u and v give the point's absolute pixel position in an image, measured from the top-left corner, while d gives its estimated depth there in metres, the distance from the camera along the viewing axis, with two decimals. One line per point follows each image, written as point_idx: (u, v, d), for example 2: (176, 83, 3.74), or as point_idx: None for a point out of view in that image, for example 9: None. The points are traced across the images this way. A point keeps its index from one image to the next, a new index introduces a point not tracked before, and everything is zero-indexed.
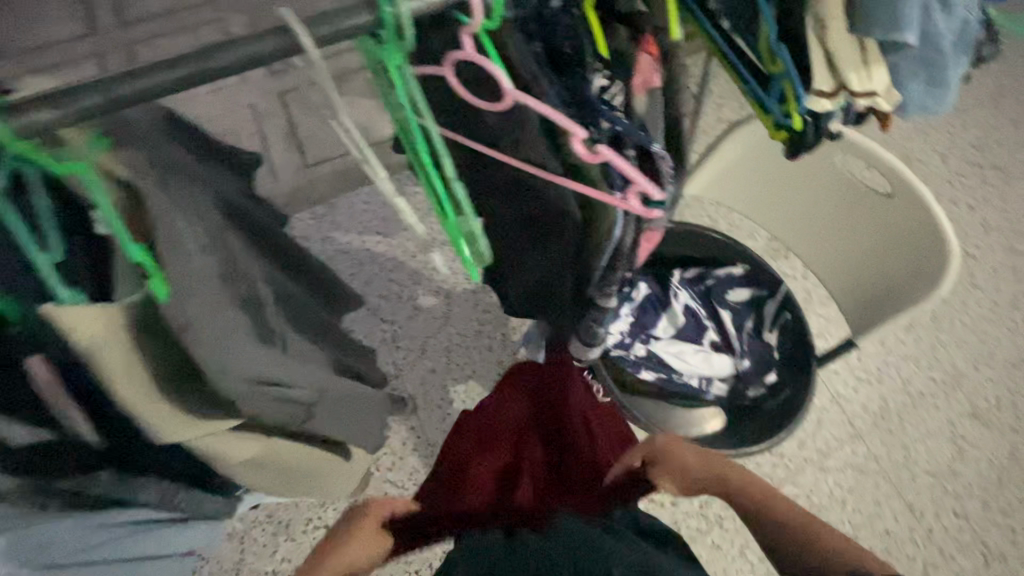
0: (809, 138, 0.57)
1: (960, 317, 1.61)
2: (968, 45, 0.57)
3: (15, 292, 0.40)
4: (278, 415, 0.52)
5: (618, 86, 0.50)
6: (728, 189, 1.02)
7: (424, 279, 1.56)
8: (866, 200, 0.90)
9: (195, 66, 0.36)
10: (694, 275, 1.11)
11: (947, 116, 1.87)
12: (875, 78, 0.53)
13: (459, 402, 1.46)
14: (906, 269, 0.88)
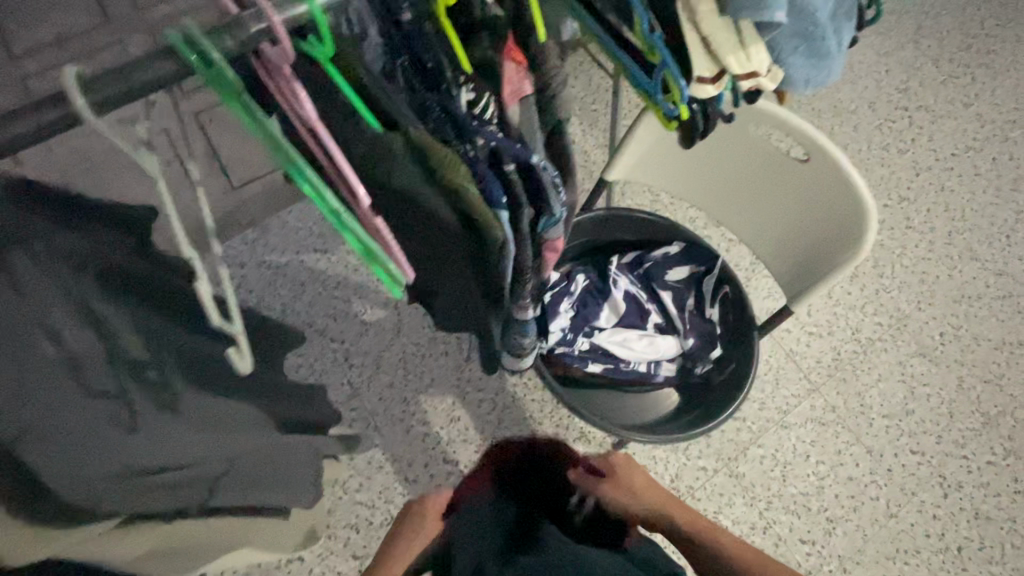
0: (700, 126, 0.55)
1: (900, 260, 1.65)
2: (849, 11, 0.56)
3: None
4: (156, 505, 0.50)
5: (487, 98, 0.47)
6: (651, 169, 1.01)
7: (370, 293, 1.52)
8: (783, 168, 0.90)
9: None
10: (631, 259, 1.10)
11: (871, 63, 1.89)
12: (754, 58, 0.51)
13: (422, 412, 1.44)
14: (827, 232, 0.89)
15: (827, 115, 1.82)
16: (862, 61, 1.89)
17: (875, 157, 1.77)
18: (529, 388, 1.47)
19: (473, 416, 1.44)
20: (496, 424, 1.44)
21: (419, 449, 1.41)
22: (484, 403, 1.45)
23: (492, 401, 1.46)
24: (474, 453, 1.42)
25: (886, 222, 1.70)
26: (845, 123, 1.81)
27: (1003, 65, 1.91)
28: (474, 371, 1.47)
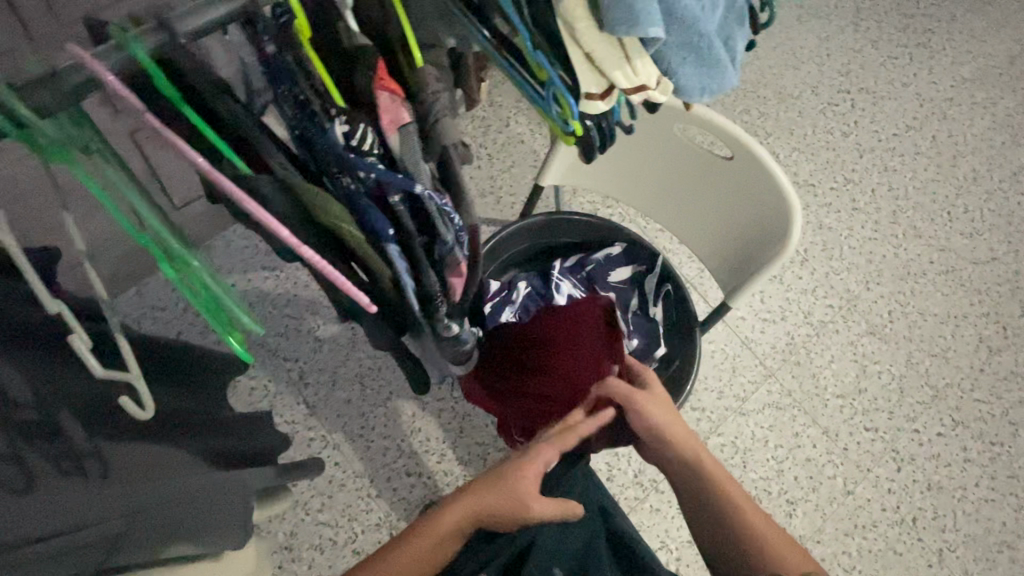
0: (597, 141, 0.55)
1: (847, 242, 1.68)
2: (739, 17, 0.55)
3: None
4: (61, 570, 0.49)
5: (366, 129, 0.46)
6: (585, 171, 1.01)
7: (322, 308, 1.49)
8: (710, 166, 0.90)
9: None
10: (574, 263, 1.10)
11: (812, 47, 1.92)
12: (641, 72, 0.50)
13: (381, 426, 1.42)
14: (756, 229, 0.89)
15: (772, 102, 1.84)
16: (804, 46, 1.92)
17: (820, 141, 1.80)
18: None
19: (434, 425, 1.43)
20: (458, 432, 1.43)
21: (381, 463, 1.39)
22: (445, 412, 1.44)
23: (452, 409, 1.45)
24: (437, 463, 1.41)
25: (833, 205, 1.73)
26: (790, 109, 1.83)
27: (938, 44, 1.95)
28: None
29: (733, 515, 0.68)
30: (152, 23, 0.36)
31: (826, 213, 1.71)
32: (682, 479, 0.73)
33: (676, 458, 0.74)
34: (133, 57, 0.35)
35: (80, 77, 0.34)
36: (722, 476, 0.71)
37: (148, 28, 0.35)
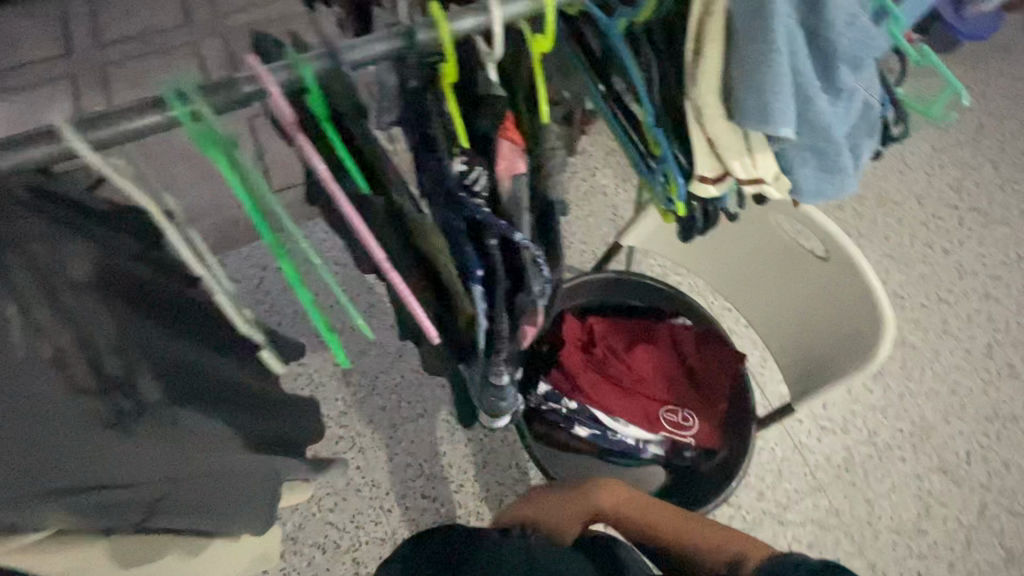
0: (698, 223, 0.54)
1: (930, 365, 1.56)
2: (871, 127, 0.54)
3: None
4: (99, 522, 0.50)
5: (480, 171, 0.47)
6: (663, 242, 1.00)
7: (380, 313, 1.54)
8: (801, 262, 0.86)
9: None
10: (640, 326, 1.07)
11: (925, 156, 1.83)
12: (761, 165, 0.50)
13: (408, 441, 1.42)
14: (840, 336, 0.85)
15: (871, 203, 1.76)
16: (916, 152, 1.83)
17: (917, 253, 1.70)
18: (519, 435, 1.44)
19: (459, 453, 1.42)
20: (481, 466, 1.41)
21: (399, 478, 1.39)
22: (472, 443, 1.43)
23: (480, 441, 1.43)
24: (453, 492, 1.39)
25: (921, 322, 1.61)
26: (890, 214, 1.75)
27: None
28: None
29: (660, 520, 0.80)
30: (322, 50, 0.39)
31: (912, 329, 1.60)
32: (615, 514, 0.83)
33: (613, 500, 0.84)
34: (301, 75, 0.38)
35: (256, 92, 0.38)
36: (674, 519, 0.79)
37: (316, 54, 0.39)
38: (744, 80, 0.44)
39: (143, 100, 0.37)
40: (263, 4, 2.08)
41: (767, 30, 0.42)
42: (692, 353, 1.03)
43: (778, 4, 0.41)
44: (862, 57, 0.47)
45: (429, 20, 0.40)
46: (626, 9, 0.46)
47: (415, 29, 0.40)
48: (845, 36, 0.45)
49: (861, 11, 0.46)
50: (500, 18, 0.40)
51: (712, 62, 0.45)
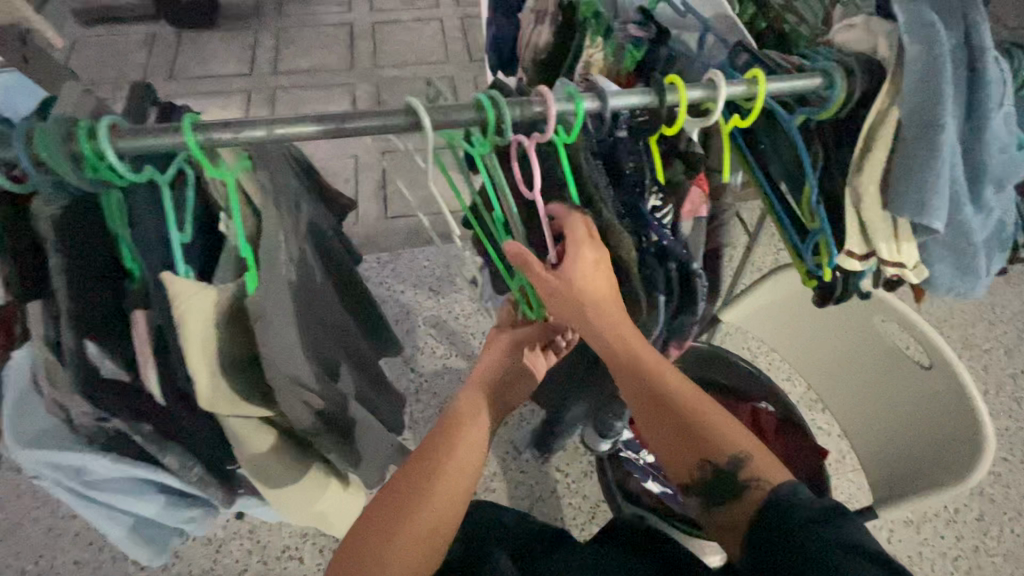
0: (837, 291, 0.62)
1: (1010, 524, 1.47)
2: (1002, 243, 0.62)
3: (147, 255, 0.47)
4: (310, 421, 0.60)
5: (669, 208, 0.59)
6: (764, 325, 1.07)
7: (460, 342, 1.65)
8: (903, 367, 0.90)
9: (333, 125, 0.47)
10: (726, 403, 1.12)
11: (1017, 310, 1.83)
12: (905, 251, 0.58)
13: None
14: (934, 448, 0.85)
15: (954, 344, 1.76)
16: (1007, 305, 1.83)
17: (1002, 404, 1.65)
18: (569, 490, 1.45)
19: (507, 493, 1.44)
20: (525, 511, 1.42)
21: None
22: (521, 486, 1.45)
23: (529, 487, 1.45)
24: None
25: (1003, 477, 1.53)
26: (974, 359, 1.73)
27: None
28: (523, 451, 1.50)
29: (684, 420, 0.56)
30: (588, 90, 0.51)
31: (992, 482, 1.52)
32: (623, 369, 0.57)
33: (635, 361, 0.57)
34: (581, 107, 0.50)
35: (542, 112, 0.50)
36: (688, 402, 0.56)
37: (588, 96, 0.51)
38: (906, 177, 0.53)
39: (463, 103, 0.50)
40: (414, 64, 2.42)
41: (934, 139, 0.51)
42: (772, 437, 1.07)
43: (948, 122, 0.51)
44: (1006, 180, 0.56)
45: (671, 86, 0.52)
46: (809, 108, 0.57)
47: (664, 90, 0.51)
48: (995, 159, 0.54)
49: (1010, 143, 0.56)
50: (724, 93, 0.52)
51: (877, 158, 0.55)
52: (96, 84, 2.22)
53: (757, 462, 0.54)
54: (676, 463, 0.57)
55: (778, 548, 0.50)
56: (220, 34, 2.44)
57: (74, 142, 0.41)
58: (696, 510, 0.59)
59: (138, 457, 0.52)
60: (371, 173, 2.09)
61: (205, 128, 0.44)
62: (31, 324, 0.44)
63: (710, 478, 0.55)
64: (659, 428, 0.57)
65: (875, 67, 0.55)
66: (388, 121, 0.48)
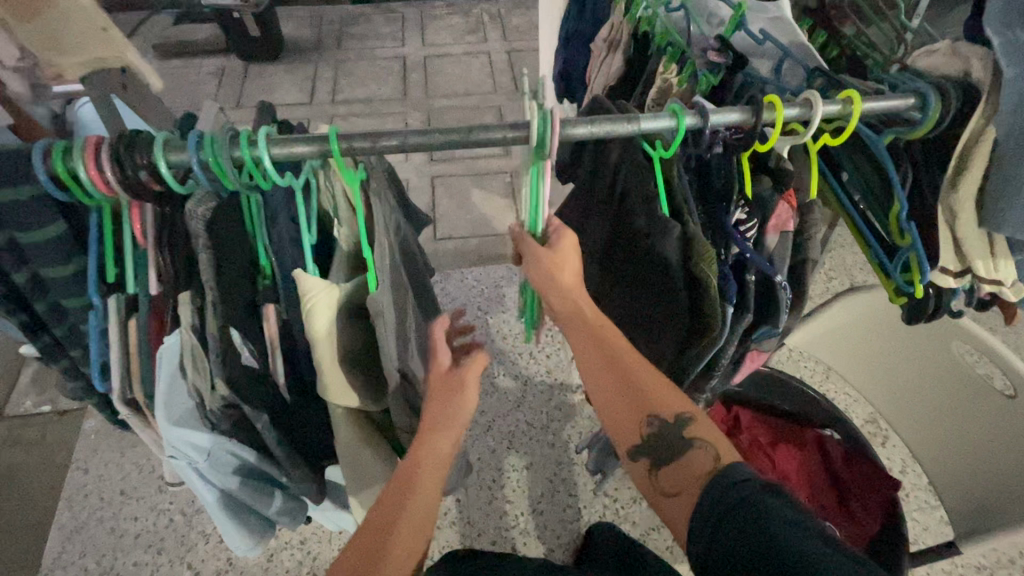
0: (929, 309, 0.62)
1: None
2: None
3: (280, 254, 0.51)
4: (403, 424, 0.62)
5: (754, 223, 0.59)
6: (833, 349, 1.07)
7: (508, 362, 1.66)
8: (983, 396, 0.86)
9: (459, 136, 0.50)
10: (791, 428, 1.10)
11: None
12: (1002, 269, 0.58)
13: (510, 489, 1.46)
14: (1016, 481, 0.81)
15: None
16: None
17: None
18: (618, 516, 1.42)
19: (554, 516, 1.42)
20: (573, 536, 1.40)
21: (494, 523, 1.41)
22: (569, 510, 1.43)
23: (577, 511, 1.43)
24: (542, 555, 1.38)
25: None
26: None
27: None
28: (571, 474, 1.48)
29: (629, 380, 0.60)
30: (689, 108, 0.54)
31: None
32: (584, 338, 0.62)
33: (592, 330, 0.61)
34: (685, 122, 0.53)
35: (650, 127, 0.53)
36: (641, 373, 0.60)
37: (688, 113, 0.53)
38: (1007, 195, 0.54)
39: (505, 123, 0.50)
40: (463, 94, 2.53)
41: None
42: (841, 469, 1.04)
43: None
44: None
45: (768, 105, 0.54)
46: (900, 128, 0.59)
47: (762, 109, 0.54)
48: None
49: None
50: (821, 112, 0.54)
51: (974, 176, 0.56)
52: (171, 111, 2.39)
53: (699, 426, 0.59)
54: (622, 424, 0.61)
55: (718, 527, 0.50)
56: (284, 66, 2.61)
57: (236, 148, 0.46)
58: (641, 476, 0.62)
59: (254, 445, 0.55)
60: (422, 196, 2.18)
61: (347, 138, 0.48)
62: (181, 311, 0.48)
63: (654, 436, 0.60)
64: (610, 396, 0.62)
65: (970, 89, 0.57)
66: (512, 132, 0.51)
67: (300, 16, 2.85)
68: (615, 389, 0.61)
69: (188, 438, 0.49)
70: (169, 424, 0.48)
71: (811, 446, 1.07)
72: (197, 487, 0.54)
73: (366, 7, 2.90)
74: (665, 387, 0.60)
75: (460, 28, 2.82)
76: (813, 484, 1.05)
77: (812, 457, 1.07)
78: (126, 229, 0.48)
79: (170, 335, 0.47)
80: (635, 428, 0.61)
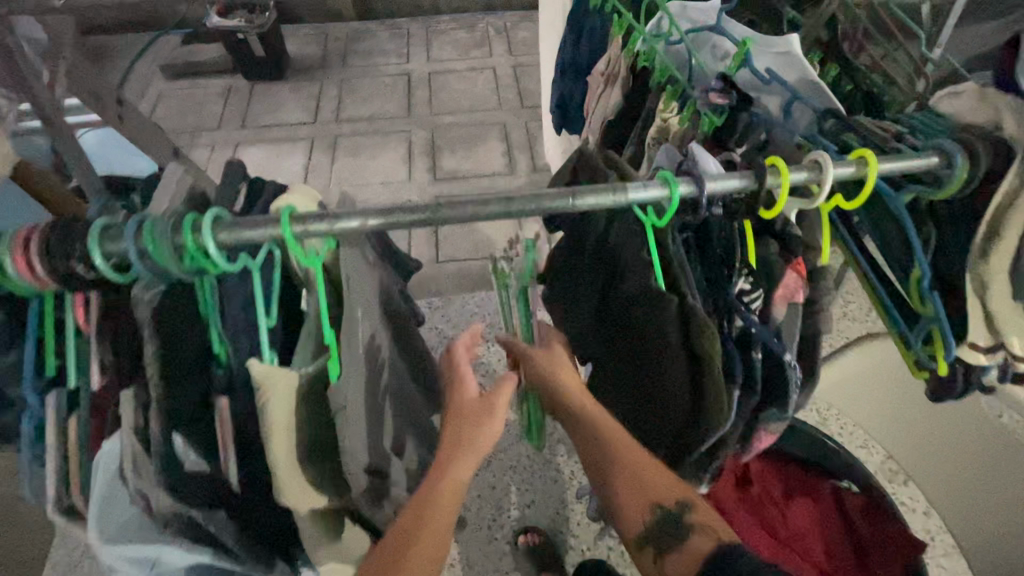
0: (956, 387, 0.55)
1: None
2: None
3: (233, 342, 0.47)
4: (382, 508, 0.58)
5: (758, 292, 0.54)
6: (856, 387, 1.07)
7: (510, 392, 1.61)
8: None
9: (427, 214, 0.45)
10: (806, 478, 1.04)
11: None
12: None
13: (510, 528, 1.41)
14: None
15: None
16: None
17: None
18: (622, 558, 1.37)
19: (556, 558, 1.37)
20: None
21: (493, 564, 1.36)
22: (572, 551, 1.38)
23: (580, 552, 1.38)
24: None
25: None
26: None
27: None
28: (574, 512, 1.43)
29: (631, 476, 0.58)
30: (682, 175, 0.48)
31: None
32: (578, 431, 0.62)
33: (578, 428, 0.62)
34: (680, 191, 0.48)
35: (639, 197, 0.47)
36: (637, 459, 0.59)
37: (684, 179, 0.48)
38: None
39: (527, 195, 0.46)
40: (468, 111, 2.49)
41: None
42: (860, 524, 0.97)
43: None
44: None
45: (772, 169, 0.49)
46: (924, 187, 0.53)
47: (765, 174, 0.48)
48: None
49: None
50: (832, 176, 0.49)
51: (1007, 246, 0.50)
52: (177, 132, 2.40)
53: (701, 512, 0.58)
54: (629, 516, 0.61)
55: None
56: (289, 84, 2.60)
57: (178, 235, 0.42)
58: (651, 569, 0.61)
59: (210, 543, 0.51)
60: (426, 216, 2.14)
61: (302, 219, 0.44)
62: (123, 410, 0.43)
63: (657, 523, 0.59)
64: (611, 485, 0.60)
65: (1003, 145, 0.51)
66: (484, 206, 0.46)
67: (306, 33, 2.84)
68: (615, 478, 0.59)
69: (122, 552, 0.48)
70: (102, 540, 0.47)
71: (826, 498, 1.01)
72: None
73: (372, 23, 2.89)
74: (661, 477, 0.58)
75: (466, 42, 2.80)
76: (828, 539, 0.99)
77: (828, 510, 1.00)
78: (66, 318, 0.44)
79: (107, 443, 0.46)
80: (639, 519, 0.60)
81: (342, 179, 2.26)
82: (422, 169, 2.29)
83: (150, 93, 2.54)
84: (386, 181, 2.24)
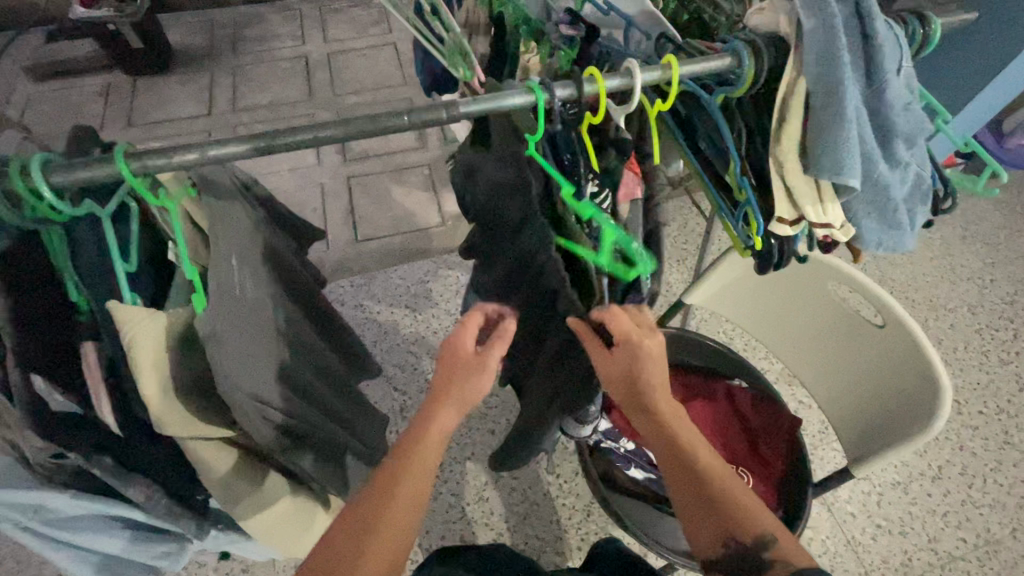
0: (774, 257, 0.64)
1: (993, 475, 1.45)
2: (923, 195, 0.65)
3: (91, 290, 0.48)
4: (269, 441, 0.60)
5: (607, 194, 0.60)
6: (729, 302, 1.09)
7: None
8: (860, 330, 0.92)
9: (264, 142, 0.48)
10: (701, 384, 1.14)
11: (985, 261, 1.81)
12: (831, 212, 0.60)
13: (453, 482, 1.45)
14: (899, 409, 0.87)
15: (921, 306, 1.73)
16: (976, 257, 1.82)
17: (974, 360, 1.62)
18: (562, 491, 1.45)
19: (501, 502, 1.43)
20: (521, 517, 1.42)
21: (441, 517, 1.41)
22: (515, 492, 1.44)
23: (523, 492, 1.45)
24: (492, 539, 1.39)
25: (981, 429, 1.52)
26: (942, 319, 1.70)
27: None
28: None
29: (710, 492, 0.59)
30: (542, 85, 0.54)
31: (971, 436, 1.50)
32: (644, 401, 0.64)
33: (688, 453, 0.62)
34: (526, 100, 0.53)
35: (485, 105, 0.52)
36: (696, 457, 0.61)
37: (520, 91, 0.53)
38: (820, 142, 0.56)
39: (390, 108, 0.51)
40: (372, 89, 2.45)
41: (840, 105, 0.54)
42: (749, 414, 1.09)
43: (848, 86, 0.54)
44: (915, 135, 0.59)
45: (590, 78, 0.55)
46: (728, 86, 0.60)
47: (582, 84, 0.54)
48: (901, 117, 0.57)
49: (914, 101, 0.59)
50: (640, 81, 0.55)
51: (793, 126, 0.58)
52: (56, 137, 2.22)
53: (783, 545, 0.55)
54: (701, 529, 0.59)
55: None
56: (177, 77, 2.45)
57: (8, 180, 0.42)
58: None
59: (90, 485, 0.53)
60: (340, 197, 2.11)
61: (139, 156, 0.45)
62: None
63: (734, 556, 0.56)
64: (688, 492, 0.61)
65: (778, 41, 0.58)
66: (329, 129, 0.49)
67: (190, 22, 2.68)
68: (685, 484, 0.61)
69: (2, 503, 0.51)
70: None
71: (720, 396, 1.11)
72: (28, 543, 0.56)
73: (260, 7, 2.76)
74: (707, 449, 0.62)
75: (363, 20, 2.73)
76: (727, 436, 1.09)
77: (722, 412, 1.11)
78: None
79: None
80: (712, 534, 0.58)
81: (248, 169, 2.18)
82: (330, 151, 2.24)
83: (17, 99, 2.33)
84: (292, 166, 2.19)
